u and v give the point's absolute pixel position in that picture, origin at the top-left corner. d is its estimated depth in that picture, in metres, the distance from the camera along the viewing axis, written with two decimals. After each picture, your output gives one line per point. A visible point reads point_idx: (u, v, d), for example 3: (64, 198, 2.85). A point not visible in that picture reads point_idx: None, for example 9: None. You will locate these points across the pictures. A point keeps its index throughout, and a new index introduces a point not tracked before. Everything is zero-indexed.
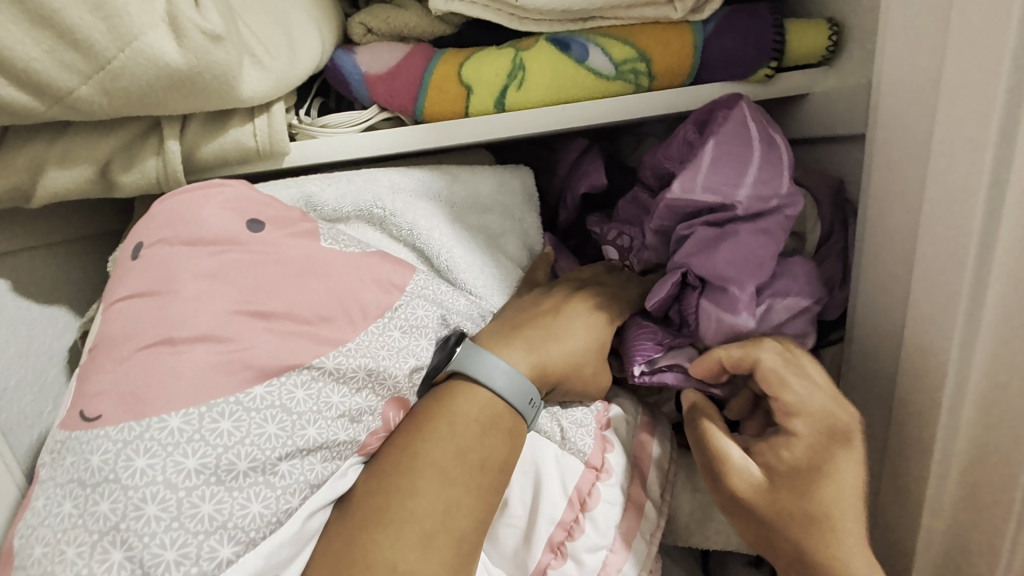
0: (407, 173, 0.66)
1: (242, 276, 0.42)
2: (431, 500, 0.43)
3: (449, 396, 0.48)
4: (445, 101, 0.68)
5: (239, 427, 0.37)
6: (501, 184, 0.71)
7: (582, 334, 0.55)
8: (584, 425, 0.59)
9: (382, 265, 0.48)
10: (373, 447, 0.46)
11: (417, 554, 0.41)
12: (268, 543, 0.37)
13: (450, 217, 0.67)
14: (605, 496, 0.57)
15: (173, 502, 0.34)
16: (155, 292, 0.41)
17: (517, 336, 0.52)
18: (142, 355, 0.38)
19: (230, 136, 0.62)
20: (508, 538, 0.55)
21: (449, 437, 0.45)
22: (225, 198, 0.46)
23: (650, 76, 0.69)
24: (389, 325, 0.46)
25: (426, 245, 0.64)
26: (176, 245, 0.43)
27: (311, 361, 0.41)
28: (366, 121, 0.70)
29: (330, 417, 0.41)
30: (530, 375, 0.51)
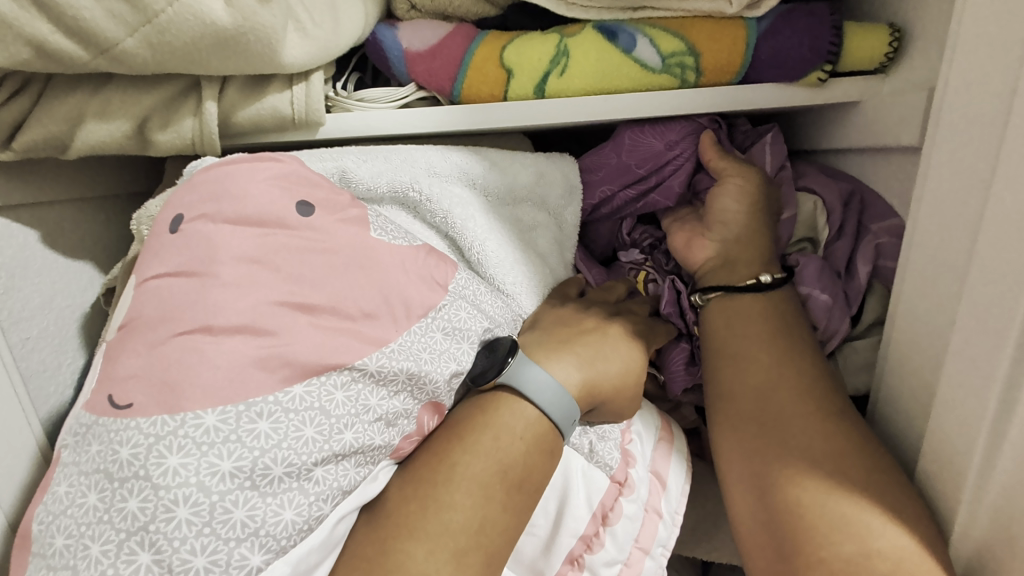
0: (445, 154, 0.62)
1: (287, 263, 0.40)
2: (467, 515, 0.41)
3: (494, 407, 0.46)
4: (483, 85, 0.65)
5: (277, 429, 0.35)
6: (542, 175, 0.67)
7: (624, 352, 0.54)
8: (613, 437, 0.56)
9: (428, 260, 0.46)
10: (406, 451, 0.44)
11: (450, 569, 0.40)
12: (299, 551, 0.35)
13: (485, 207, 0.64)
14: (627, 512, 0.53)
15: (205, 506, 0.32)
16: (194, 273, 0.38)
17: (569, 349, 0.51)
18: (178, 342, 0.36)
19: (268, 102, 0.59)
20: (528, 548, 0.51)
21: (492, 453, 0.43)
22: (273, 174, 0.43)
23: (697, 72, 0.65)
24: (431, 325, 0.44)
25: (459, 235, 0.61)
26: (220, 222, 0.40)
27: (353, 362, 0.39)
28: (404, 99, 0.66)
29: (367, 421, 0.39)
30: (577, 396, 0.49)
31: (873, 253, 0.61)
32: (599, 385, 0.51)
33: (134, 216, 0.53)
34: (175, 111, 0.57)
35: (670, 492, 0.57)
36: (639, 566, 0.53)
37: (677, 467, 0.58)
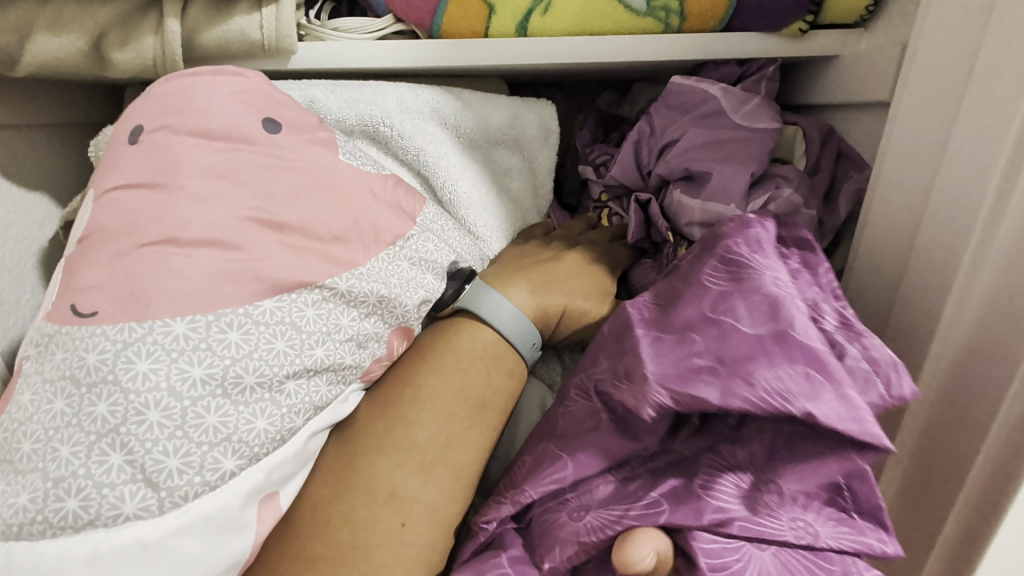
0: (416, 92, 0.65)
1: (255, 180, 0.39)
2: (432, 431, 0.44)
3: (455, 331, 0.49)
4: (465, 19, 0.62)
5: (248, 340, 0.35)
6: (515, 116, 0.71)
7: (577, 277, 0.59)
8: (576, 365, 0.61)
9: (397, 191, 0.47)
10: (375, 374, 0.45)
11: (417, 482, 0.42)
12: (271, 459, 0.36)
13: (458, 145, 0.67)
14: None
15: (177, 410, 0.33)
16: (157, 184, 0.37)
17: (522, 276, 0.55)
18: (142, 252, 0.35)
19: (234, 23, 0.55)
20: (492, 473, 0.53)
21: (454, 372, 0.47)
22: (236, 89, 0.41)
23: (682, 16, 0.64)
24: (398, 255, 0.44)
25: (431, 171, 0.64)
26: (184, 134, 0.39)
27: (323, 280, 0.39)
28: (380, 31, 0.64)
29: (338, 340, 0.39)
30: (532, 317, 0.52)
31: (853, 196, 0.63)
32: (553, 305, 0.54)
33: (94, 141, 0.51)
34: (135, 27, 0.54)
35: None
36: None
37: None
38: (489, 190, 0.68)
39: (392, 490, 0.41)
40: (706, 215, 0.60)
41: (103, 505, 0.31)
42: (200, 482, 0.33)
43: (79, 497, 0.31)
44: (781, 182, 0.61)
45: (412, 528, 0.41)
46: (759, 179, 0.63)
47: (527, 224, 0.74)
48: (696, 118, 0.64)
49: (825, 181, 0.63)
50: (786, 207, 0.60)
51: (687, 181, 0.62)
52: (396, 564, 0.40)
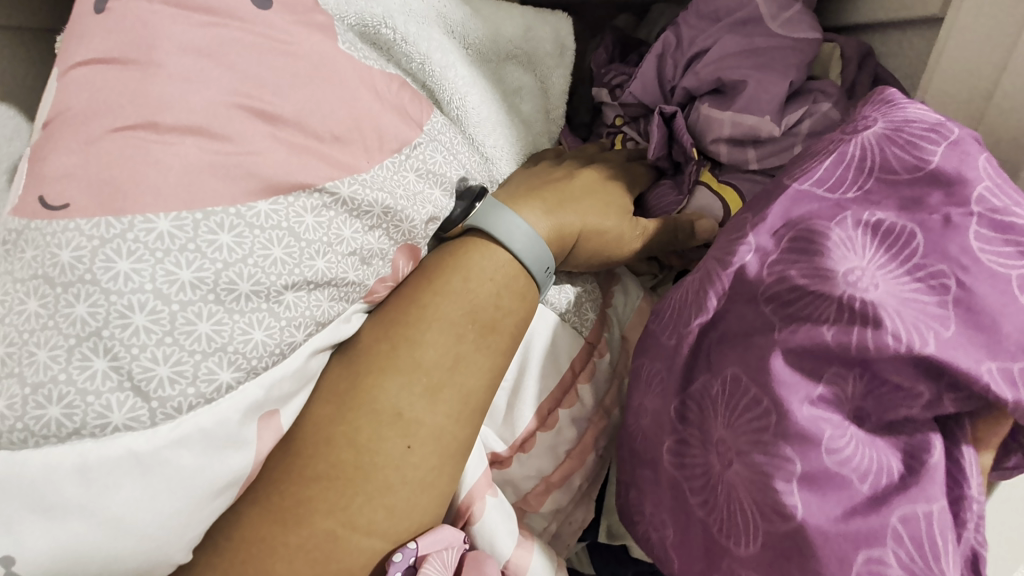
0: None
1: (243, 62, 0.34)
2: (439, 353, 0.42)
3: (464, 251, 0.46)
4: None
5: (242, 243, 0.32)
6: (529, 27, 0.66)
7: (597, 196, 0.56)
8: (587, 296, 0.59)
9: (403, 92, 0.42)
10: (379, 294, 0.42)
11: (423, 405, 0.40)
12: (271, 374, 0.34)
13: (466, 56, 0.61)
14: (599, 369, 0.57)
15: (165, 315, 0.30)
16: (130, 61, 0.32)
17: (536, 196, 0.52)
18: (117, 138, 0.31)
19: None
20: (499, 402, 0.54)
21: (462, 294, 0.44)
22: None
23: None
24: (405, 164, 0.40)
25: (438, 82, 0.58)
26: (159, 5, 0.33)
27: (324, 185, 0.35)
28: None
29: (341, 252, 0.36)
30: (548, 238, 0.50)
31: None
32: (571, 225, 0.52)
33: None
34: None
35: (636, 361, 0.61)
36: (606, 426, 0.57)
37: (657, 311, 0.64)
38: (499, 109, 0.63)
39: (397, 413, 0.39)
40: (737, 130, 0.58)
41: (88, 414, 0.28)
42: (195, 393, 0.30)
43: (62, 404, 0.28)
44: (820, 97, 0.58)
45: (418, 452, 0.39)
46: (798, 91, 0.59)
47: (538, 150, 0.69)
48: (731, 25, 0.61)
49: (862, 105, 0.60)
50: (822, 124, 0.57)
51: (716, 94, 0.59)
52: (403, 486, 0.39)
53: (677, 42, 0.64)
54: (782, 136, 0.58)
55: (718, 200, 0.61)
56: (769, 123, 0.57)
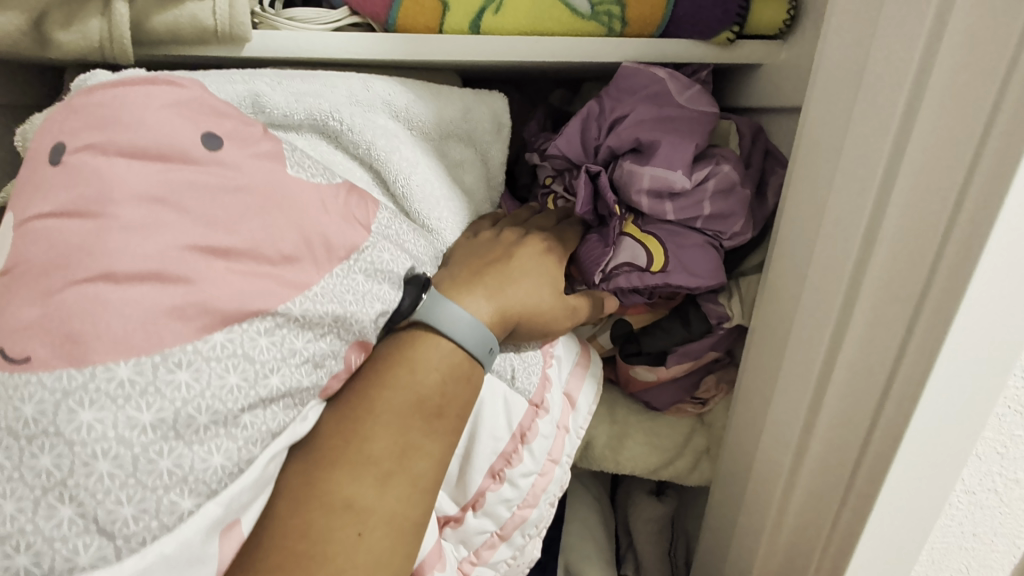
0: (366, 83, 0.64)
1: (196, 204, 0.37)
2: (386, 442, 0.45)
3: (411, 343, 0.50)
4: (420, 15, 0.74)
5: (199, 378, 0.34)
6: (467, 110, 0.71)
7: (531, 275, 0.61)
8: (529, 362, 0.65)
9: (348, 199, 0.45)
10: (332, 389, 0.45)
11: (374, 490, 0.44)
12: (230, 492, 0.36)
13: (410, 138, 0.67)
14: (543, 431, 0.64)
15: (127, 458, 0.32)
16: (85, 214, 0.35)
17: (478, 283, 0.57)
18: (75, 291, 0.33)
19: (186, 10, 0.60)
20: (452, 467, 0.62)
21: (408, 385, 0.48)
22: (175, 100, 0.39)
23: (622, 21, 0.76)
24: (352, 268, 0.44)
25: (384, 166, 0.63)
26: (113, 155, 0.36)
27: (276, 307, 0.38)
28: (335, 22, 0.75)
29: (294, 364, 0.39)
30: (489, 323, 0.55)
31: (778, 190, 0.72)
32: (510, 308, 0.57)
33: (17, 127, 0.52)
34: (79, 9, 0.59)
35: (577, 412, 0.69)
36: (551, 474, 0.64)
37: (593, 364, 0.72)
38: (445, 185, 0.68)
39: (349, 502, 0.43)
40: (655, 182, 0.66)
41: (56, 558, 0.30)
42: (158, 526, 0.32)
43: (28, 553, 0.30)
44: (721, 160, 0.68)
45: (369, 538, 0.42)
46: (702, 155, 0.70)
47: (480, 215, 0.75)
48: (645, 97, 0.71)
49: (756, 174, 0.71)
50: (724, 183, 0.67)
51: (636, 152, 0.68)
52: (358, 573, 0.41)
53: (595, 111, 0.73)
54: (693, 191, 0.67)
55: (642, 248, 0.67)
56: (681, 178, 0.66)
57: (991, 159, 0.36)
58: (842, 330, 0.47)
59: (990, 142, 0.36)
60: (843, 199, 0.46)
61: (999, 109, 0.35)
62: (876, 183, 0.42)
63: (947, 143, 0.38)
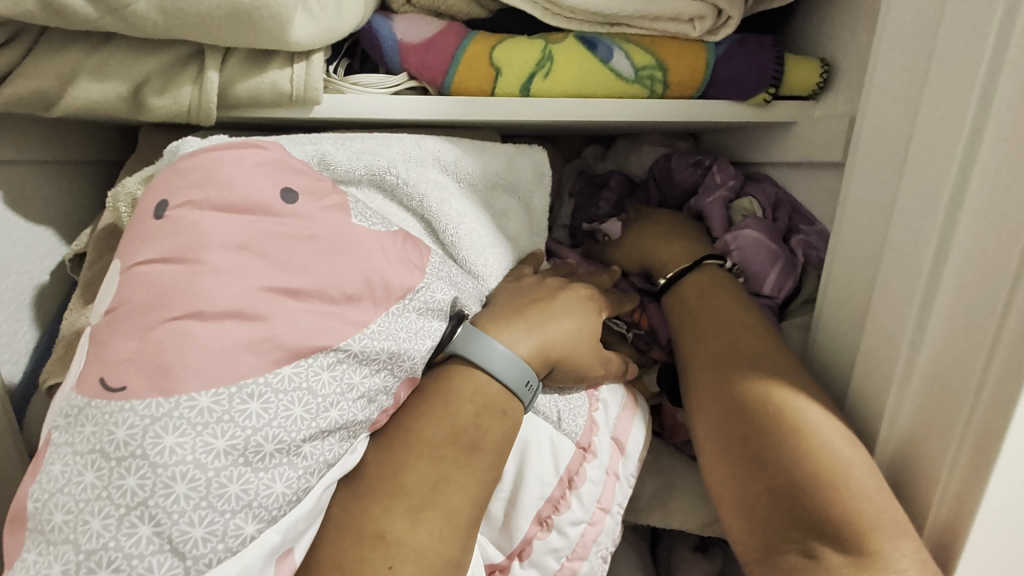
0: (418, 142, 0.69)
1: (274, 250, 0.41)
2: (421, 475, 0.46)
3: (449, 378, 0.50)
4: (472, 77, 0.83)
5: (267, 409, 0.37)
6: (511, 161, 0.76)
7: (569, 316, 0.59)
8: (576, 406, 0.64)
9: (400, 245, 0.48)
10: (380, 422, 0.47)
11: (405, 523, 0.44)
12: (288, 519, 0.38)
13: (458, 190, 0.71)
14: (591, 476, 0.62)
15: (202, 482, 0.34)
16: (183, 260, 0.39)
17: (518, 319, 0.56)
18: (169, 327, 0.37)
19: (268, 78, 0.69)
20: (496, 511, 0.60)
21: (443, 415, 0.48)
22: (259, 160, 0.44)
23: (664, 84, 0.83)
24: (407, 307, 0.46)
25: (434, 217, 0.68)
26: (206, 209, 0.42)
27: (338, 344, 0.41)
28: (396, 86, 0.84)
29: (351, 398, 0.41)
30: (529, 359, 0.54)
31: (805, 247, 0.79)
32: (549, 347, 0.56)
33: (109, 191, 0.55)
34: (174, 77, 0.66)
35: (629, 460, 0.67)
36: (601, 525, 0.63)
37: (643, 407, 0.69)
38: (494, 234, 0.72)
39: (381, 534, 0.43)
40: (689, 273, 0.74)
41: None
42: (223, 548, 0.35)
43: (109, 568, 0.33)
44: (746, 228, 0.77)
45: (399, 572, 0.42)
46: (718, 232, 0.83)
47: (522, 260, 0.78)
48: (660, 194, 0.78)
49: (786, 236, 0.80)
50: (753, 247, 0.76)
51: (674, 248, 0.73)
52: None
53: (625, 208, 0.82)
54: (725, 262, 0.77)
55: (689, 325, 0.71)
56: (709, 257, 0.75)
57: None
58: (911, 368, 0.51)
59: None
60: (902, 244, 0.51)
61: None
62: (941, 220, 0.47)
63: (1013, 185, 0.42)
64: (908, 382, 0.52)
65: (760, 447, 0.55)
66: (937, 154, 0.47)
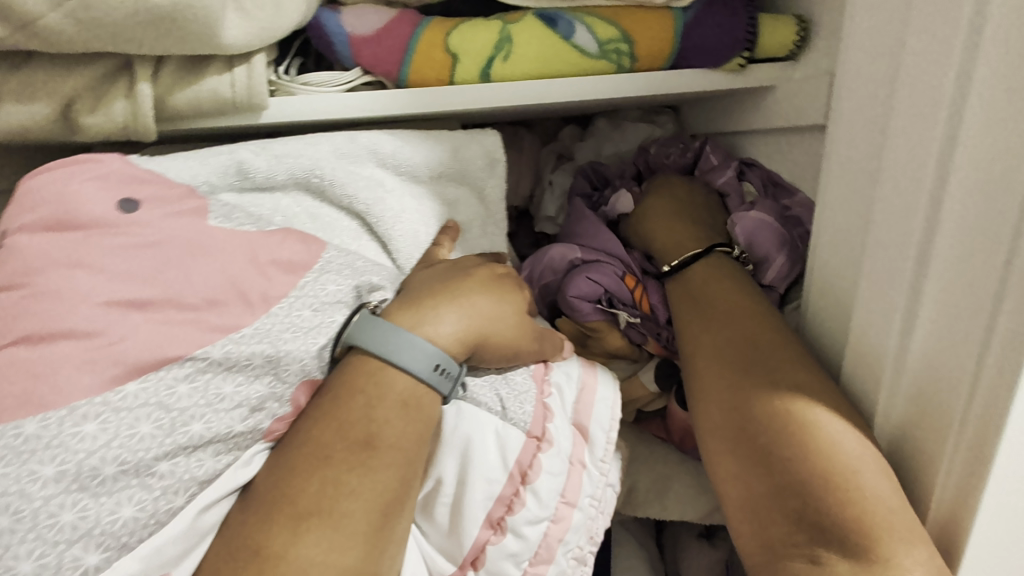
0: (352, 136, 0.67)
1: (116, 263, 0.42)
2: (304, 481, 0.43)
3: (346, 373, 0.47)
4: (431, 68, 0.76)
5: (107, 429, 0.38)
6: (459, 147, 0.73)
7: (489, 297, 0.54)
8: (523, 394, 0.58)
9: (268, 241, 0.48)
10: (278, 432, 0.46)
11: (286, 535, 0.41)
12: (146, 544, 0.39)
13: (398, 181, 0.69)
14: (547, 467, 0.56)
15: (29, 512, 0.35)
16: (22, 285, 0.40)
17: (438, 300, 0.52)
18: (4, 353, 0.38)
19: (206, 84, 0.67)
20: (440, 517, 0.54)
21: (332, 412, 0.45)
22: (95, 174, 0.45)
23: (632, 58, 0.75)
24: (296, 304, 0.47)
25: (365, 213, 0.65)
26: (38, 233, 0.42)
27: (195, 353, 0.42)
28: (349, 83, 0.77)
29: (221, 409, 0.42)
30: (450, 348, 0.50)
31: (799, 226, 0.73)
32: (473, 332, 0.52)
33: None
34: (106, 93, 0.65)
35: (595, 444, 0.60)
36: (567, 520, 0.56)
37: (604, 382, 0.63)
38: (439, 225, 0.70)
39: (257, 548, 0.41)
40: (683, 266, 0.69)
41: None
42: None
43: None
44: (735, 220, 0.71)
45: None
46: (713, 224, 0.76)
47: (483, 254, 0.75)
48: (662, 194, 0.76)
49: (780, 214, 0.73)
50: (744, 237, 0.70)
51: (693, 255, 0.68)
52: None
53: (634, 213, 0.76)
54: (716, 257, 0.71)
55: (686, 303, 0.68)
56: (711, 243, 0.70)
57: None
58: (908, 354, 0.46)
59: None
60: (889, 214, 0.46)
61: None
62: (927, 191, 0.43)
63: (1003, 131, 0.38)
64: (902, 366, 0.47)
65: (780, 458, 0.50)
66: (918, 114, 0.42)
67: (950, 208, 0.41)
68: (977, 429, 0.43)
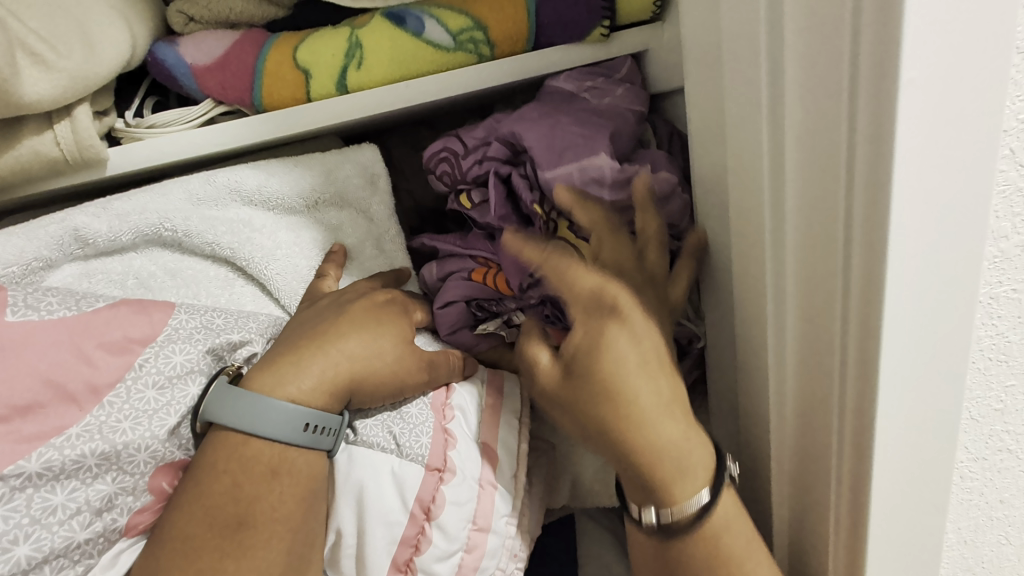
0: (208, 177, 0.61)
1: None
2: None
3: (202, 451, 0.45)
4: (283, 89, 0.64)
5: None
6: (329, 171, 0.65)
7: (361, 334, 0.51)
8: (421, 425, 0.53)
9: (98, 323, 0.46)
10: (143, 525, 0.45)
11: None
12: None
13: (274, 216, 0.64)
14: (451, 499, 0.52)
15: None
16: None
17: (303, 352, 0.49)
18: None
19: (26, 145, 0.57)
20: (349, 569, 0.52)
21: (196, 495, 0.44)
22: None
23: (490, 44, 0.67)
24: (135, 386, 0.45)
25: (236, 257, 0.61)
26: None
27: (8, 469, 0.40)
28: (201, 116, 0.64)
29: (51, 523, 0.41)
30: (318, 400, 0.48)
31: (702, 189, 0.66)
32: (346, 377, 0.49)
33: None
34: None
35: (506, 461, 0.56)
36: (480, 548, 0.53)
37: (510, 399, 0.57)
38: (324, 254, 0.65)
39: None
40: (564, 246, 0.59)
41: None
42: None
43: None
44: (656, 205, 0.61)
45: None
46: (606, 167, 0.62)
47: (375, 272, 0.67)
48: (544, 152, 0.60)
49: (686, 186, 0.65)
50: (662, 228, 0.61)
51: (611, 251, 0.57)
52: None
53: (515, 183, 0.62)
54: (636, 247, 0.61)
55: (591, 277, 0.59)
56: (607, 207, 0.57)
57: (860, 199, 0.34)
58: (781, 346, 0.44)
59: (857, 115, 0.32)
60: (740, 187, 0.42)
61: (854, 139, 0.33)
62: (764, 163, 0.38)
63: (818, 104, 0.34)
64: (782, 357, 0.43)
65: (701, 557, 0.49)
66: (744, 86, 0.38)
67: (786, 187, 0.37)
68: (855, 420, 0.41)
